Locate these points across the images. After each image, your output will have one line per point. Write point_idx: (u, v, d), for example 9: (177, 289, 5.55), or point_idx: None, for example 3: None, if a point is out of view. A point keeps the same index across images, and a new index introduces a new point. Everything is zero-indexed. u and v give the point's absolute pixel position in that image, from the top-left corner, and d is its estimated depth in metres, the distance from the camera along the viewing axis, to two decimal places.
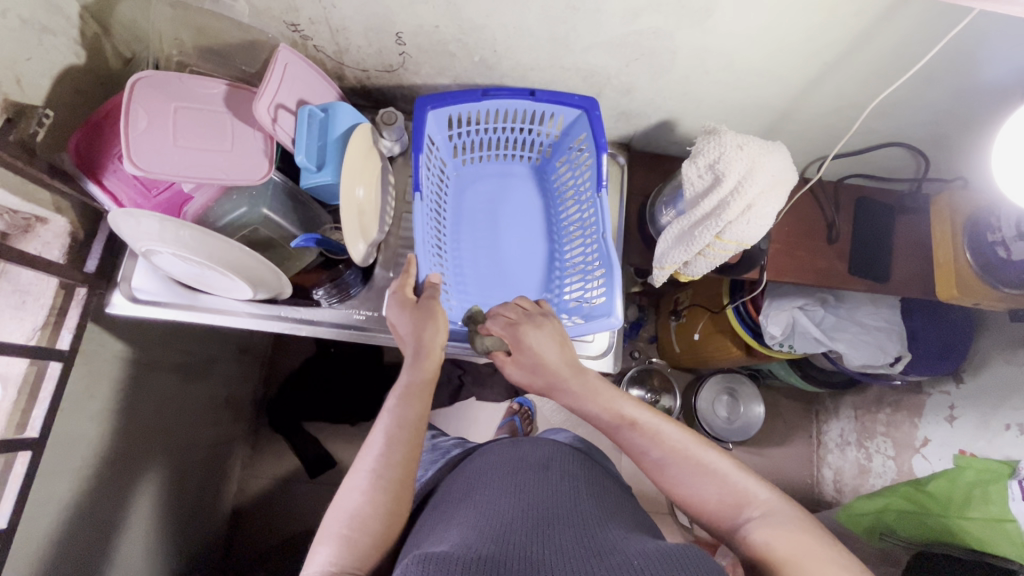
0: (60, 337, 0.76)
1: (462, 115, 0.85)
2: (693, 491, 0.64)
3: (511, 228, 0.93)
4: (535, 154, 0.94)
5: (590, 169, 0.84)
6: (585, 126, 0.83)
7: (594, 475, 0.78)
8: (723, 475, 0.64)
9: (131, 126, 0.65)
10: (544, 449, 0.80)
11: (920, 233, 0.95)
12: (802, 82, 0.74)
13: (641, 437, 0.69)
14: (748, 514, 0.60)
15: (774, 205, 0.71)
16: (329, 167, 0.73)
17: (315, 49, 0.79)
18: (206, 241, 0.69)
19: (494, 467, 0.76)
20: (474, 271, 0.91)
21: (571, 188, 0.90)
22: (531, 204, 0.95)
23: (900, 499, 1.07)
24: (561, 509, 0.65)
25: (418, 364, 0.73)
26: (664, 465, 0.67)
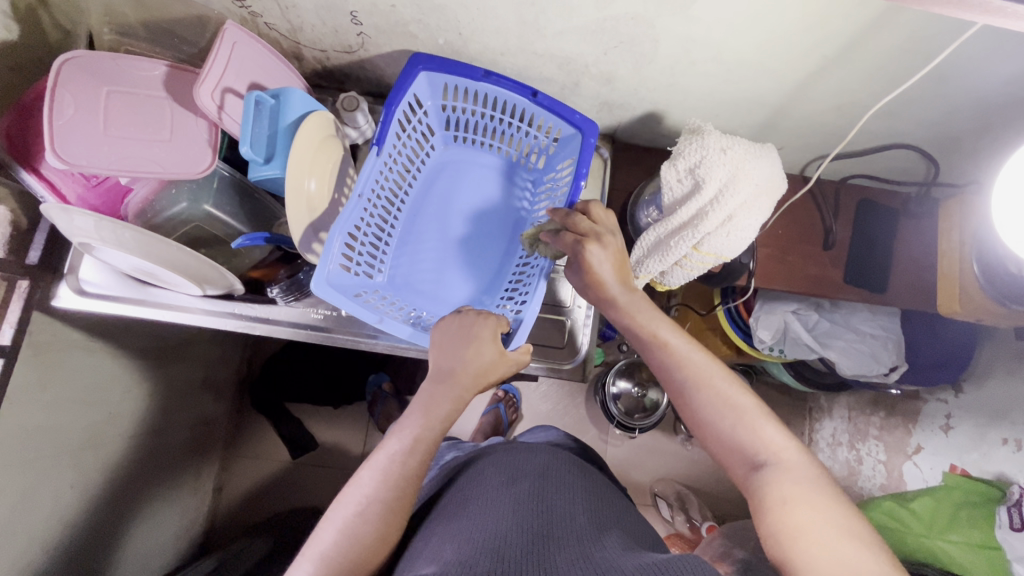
0: (2, 331, 0.73)
1: (456, 90, 0.77)
2: (707, 423, 0.58)
3: (469, 222, 0.84)
4: (520, 157, 0.86)
5: (567, 186, 0.78)
6: (577, 149, 0.78)
7: (591, 483, 0.76)
8: (741, 417, 0.56)
9: (56, 114, 0.60)
10: (541, 457, 0.78)
11: (926, 240, 0.88)
12: (800, 77, 0.66)
13: (672, 362, 0.62)
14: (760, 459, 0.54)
15: (758, 217, 0.64)
16: (277, 159, 0.67)
17: (266, 26, 0.72)
18: (145, 239, 0.66)
19: (489, 475, 0.73)
20: (415, 255, 0.82)
21: (548, 202, 0.83)
22: (500, 202, 0.86)
23: (881, 513, 1.00)
24: (558, 520, 0.63)
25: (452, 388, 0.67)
26: (682, 388, 0.60)
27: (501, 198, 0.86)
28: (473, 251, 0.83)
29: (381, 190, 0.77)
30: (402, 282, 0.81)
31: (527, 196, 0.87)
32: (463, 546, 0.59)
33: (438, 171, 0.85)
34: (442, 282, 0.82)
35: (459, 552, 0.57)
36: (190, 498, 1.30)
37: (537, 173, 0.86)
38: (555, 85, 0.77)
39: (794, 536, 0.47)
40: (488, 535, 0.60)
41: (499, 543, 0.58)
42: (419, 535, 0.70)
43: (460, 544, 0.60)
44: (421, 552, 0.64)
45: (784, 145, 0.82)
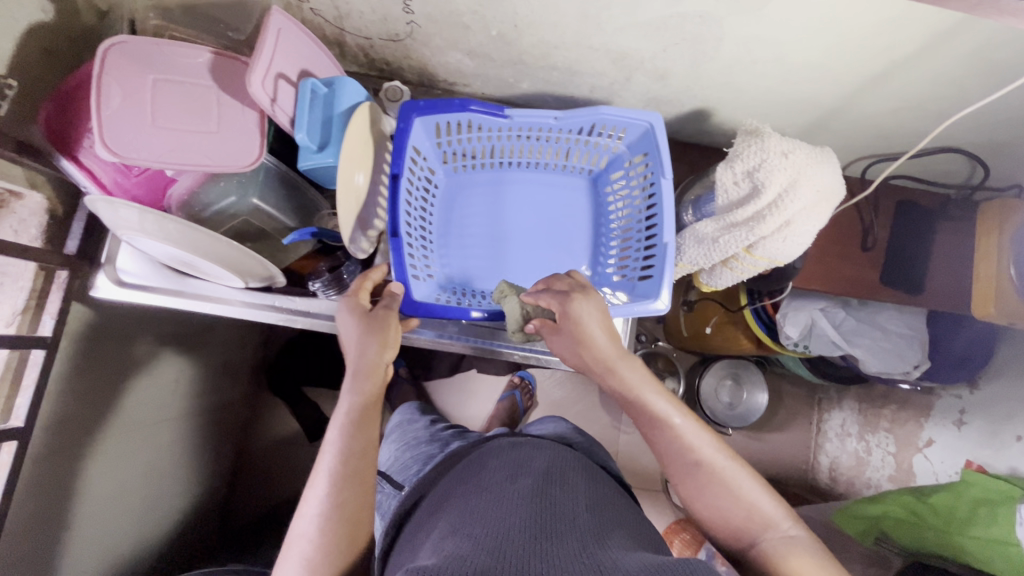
0: (42, 322, 0.72)
1: (406, 230, 0.73)
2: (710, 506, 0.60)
3: (527, 222, 0.82)
4: (441, 164, 0.81)
5: (473, 124, 0.75)
6: (433, 120, 0.74)
7: (596, 487, 0.75)
8: (741, 496, 0.59)
9: (104, 104, 0.58)
10: (545, 458, 0.78)
11: (964, 243, 0.88)
12: (863, 79, 0.65)
13: (667, 433, 0.63)
14: (764, 537, 0.58)
15: (816, 223, 0.64)
16: (330, 147, 0.66)
17: (312, 13, 0.69)
18: (189, 232, 0.64)
19: (494, 472, 0.73)
20: (558, 263, 0.82)
21: (494, 147, 0.80)
22: (521, 200, 0.83)
23: (899, 508, 1.05)
24: (560, 518, 0.62)
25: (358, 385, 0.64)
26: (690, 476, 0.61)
27: (514, 182, 0.83)
28: (551, 216, 0.83)
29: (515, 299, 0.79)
30: (591, 263, 0.82)
31: (492, 154, 0.81)
32: (464, 540, 0.58)
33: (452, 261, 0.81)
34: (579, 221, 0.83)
35: (460, 545, 0.56)
36: (207, 481, 1.30)
37: (472, 171, 0.83)
38: (605, 80, 0.75)
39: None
40: (492, 531, 0.59)
41: (501, 539, 0.57)
42: (417, 524, 0.71)
43: (459, 537, 0.59)
44: (425, 544, 0.63)
45: (830, 146, 0.82)
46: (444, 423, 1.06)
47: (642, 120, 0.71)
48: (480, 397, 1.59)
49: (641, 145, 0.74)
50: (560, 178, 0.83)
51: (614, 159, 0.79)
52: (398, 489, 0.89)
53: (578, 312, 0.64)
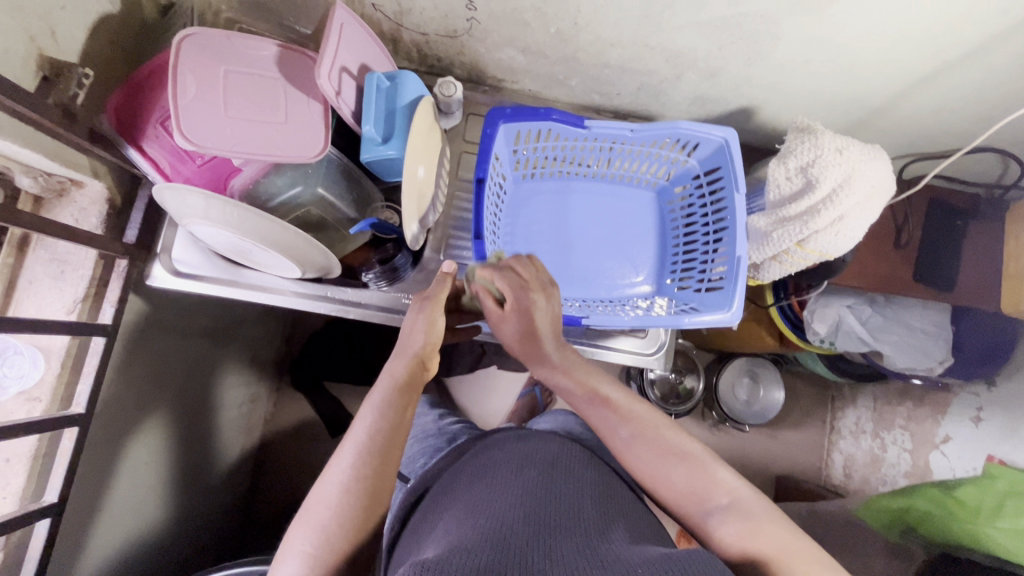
0: (102, 309, 0.73)
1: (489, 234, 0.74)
2: (662, 476, 0.64)
3: (593, 230, 0.83)
4: (511, 172, 0.82)
5: (551, 131, 0.76)
6: (515, 127, 0.74)
7: (600, 474, 0.74)
8: (694, 463, 0.64)
9: (180, 94, 0.60)
10: (551, 449, 0.77)
11: (995, 241, 0.90)
12: (912, 78, 0.67)
13: (610, 414, 0.68)
14: (715, 502, 0.60)
15: (869, 217, 0.65)
16: (395, 140, 0.67)
17: (373, 8, 0.71)
18: (252, 219, 0.64)
19: (500, 466, 0.72)
20: (623, 273, 0.83)
21: (565, 154, 0.81)
22: (588, 208, 0.84)
23: (925, 501, 1.07)
24: (566, 514, 0.61)
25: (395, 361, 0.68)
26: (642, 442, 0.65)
27: (581, 191, 0.84)
28: (617, 227, 0.84)
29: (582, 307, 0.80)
30: (655, 276, 0.83)
31: (561, 163, 0.83)
32: (468, 532, 0.56)
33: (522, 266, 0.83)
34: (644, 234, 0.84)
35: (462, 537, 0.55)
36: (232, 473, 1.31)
37: (540, 178, 0.84)
38: (655, 78, 0.77)
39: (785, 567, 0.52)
40: (494, 523, 0.58)
41: (501, 530, 0.56)
42: (422, 519, 0.69)
43: (462, 528, 0.58)
44: (430, 534, 0.63)
45: (869, 144, 0.84)
46: (452, 416, 1.08)
47: (716, 135, 0.72)
48: (501, 393, 1.59)
49: (713, 160, 0.76)
50: (627, 189, 0.85)
51: (681, 172, 0.81)
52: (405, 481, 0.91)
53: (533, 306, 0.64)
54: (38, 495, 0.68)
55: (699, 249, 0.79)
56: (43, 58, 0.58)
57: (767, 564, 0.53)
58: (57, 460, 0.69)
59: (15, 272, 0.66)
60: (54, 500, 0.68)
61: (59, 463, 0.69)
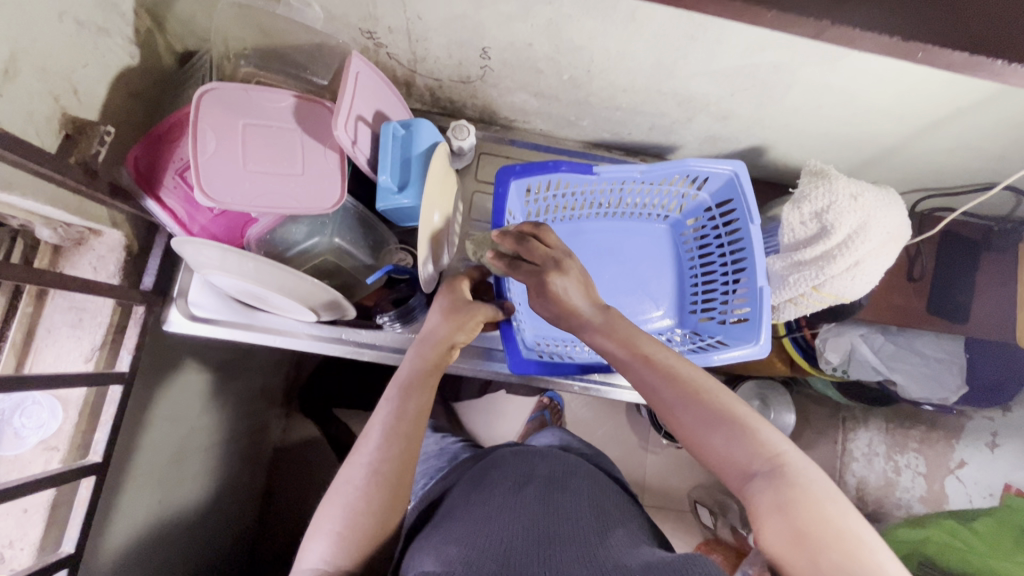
0: (119, 357, 0.73)
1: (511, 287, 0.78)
2: (701, 438, 0.54)
3: (606, 272, 0.84)
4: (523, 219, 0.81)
5: (565, 179, 0.75)
6: (530, 178, 0.73)
7: (597, 480, 0.76)
8: (740, 425, 0.53)
9: (201, 149, 0.60)
10: (548, 463, 0.77)
11: (1007, 273, 0.90)
12: (922, 123, 0.68)
13: (654, 372, 0.59)
14: (755, 468, 0.51)
15: (883, 261, 0.66)
16: (411, 188, 0.68)
17: (388, 56, 0.72)
18: (267, 269, 0.65)
19: (499, 479, 0.72)
20: (643, 306, 0.84)
21: (576, 199, 0.81)
22: (601, 246, 0.84)
23: (942, 532, 1.04)
24: (565, 523, 0.62)
25: (421, 354, 0.68)
26: (686, 400, 0.56)
27: (592, 231, 0.84)
28: (630, 267, 0.84)
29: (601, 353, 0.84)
30: (675, 310, 0.84)
31: (571, 207, 0.82)
32: (468, 548, 0.57)
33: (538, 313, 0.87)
34: (657, 269, 0.85)
35: (463, 555, 0.56)
36: (241, 504, 1.30)
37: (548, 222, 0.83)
38: (667, 120, 0.77)
39: (820, 543, 0.45)
40: (497, 539, 0.59)
41: (503, 548, 0.57)
42: (432, 527, 0.68)
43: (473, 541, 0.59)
44: (437, 541, 0.62)
45: (879, 180, 0.84)
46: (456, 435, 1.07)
47: (725, 172, 0.72)
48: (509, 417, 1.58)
49: (724, 193, 0.75)
50: (640, 225, 0.85)
51: (692, 205, 0.81)
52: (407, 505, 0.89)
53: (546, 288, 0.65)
54: (55, 547, 0.68)
55: (719, 280, 0.79)
56: (65, 117, 0.59)
57: (799, 541, 0.46)
58: (75, 510, 0.69)
59: (35, 320, 0.67)
60: (71, 551, 0.68)
61: (76, 513, 0.69)
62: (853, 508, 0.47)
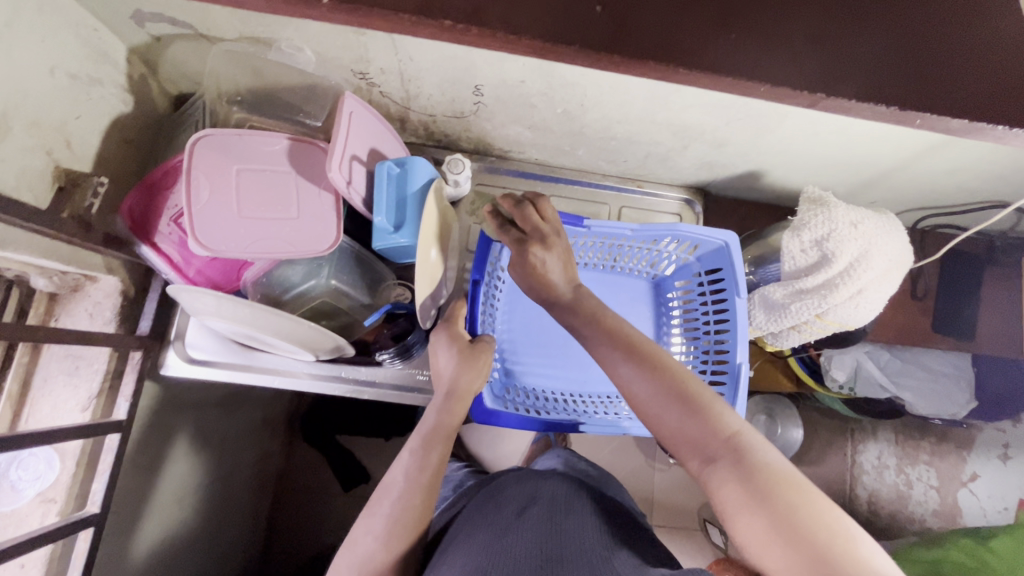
0: (116, 405, 0.72)
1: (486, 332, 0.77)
2: (658, 418, 0.53)
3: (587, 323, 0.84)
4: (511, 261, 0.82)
5: None
6: None
7: (606, 505, 0.74)
8: (703, 407, 0.52)
9: (194, 198, 0.60)
10: (555, 481, 0.75)
11: (1010, 289, 0.89)
12: (919, 148, 0.67)
13: (612, 344, 0.57)
14: (713, 452, 0.50)
15: (887, 288, 0.65)
16: (407, 227, 0.67)
17: (381, 95, 0.72)
18: (265, 314, 0.65)
19: (507, 500, 0.71)
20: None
21: None
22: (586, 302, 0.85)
23: (957, 552, 1.03)
24: (570, 543, 0.61)
25: (448, 407, 0.66)
26: (642, 375, 0.54)
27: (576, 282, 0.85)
28: None
29: (579, 406, 0.82)
30: None
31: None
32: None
33: (516, 358, 0.83)
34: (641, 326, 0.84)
35: None
36: (244, 538, 1.28)
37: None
38: (662, 147, 0.77)
39: (802, 530, 0.43)
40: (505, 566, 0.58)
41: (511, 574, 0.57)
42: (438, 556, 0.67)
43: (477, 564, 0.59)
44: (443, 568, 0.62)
45: (878, 201, 0.83)
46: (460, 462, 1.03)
47: (718, 238, 0.74)
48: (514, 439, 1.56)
49: (713, 260, 0.77)
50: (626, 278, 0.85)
51: (683, 266, 0.81)
52: None
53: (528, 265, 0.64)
54: None
55: (700, 344, 0.80)
56: (59, 170, 0.59)
57: (769, 519, 0.45)
58: (72, 564, 0.67)
59: (32, 370, 0.67)
60: None
61: (74, 567, 0.67)
62: (819, 490, 0.46)
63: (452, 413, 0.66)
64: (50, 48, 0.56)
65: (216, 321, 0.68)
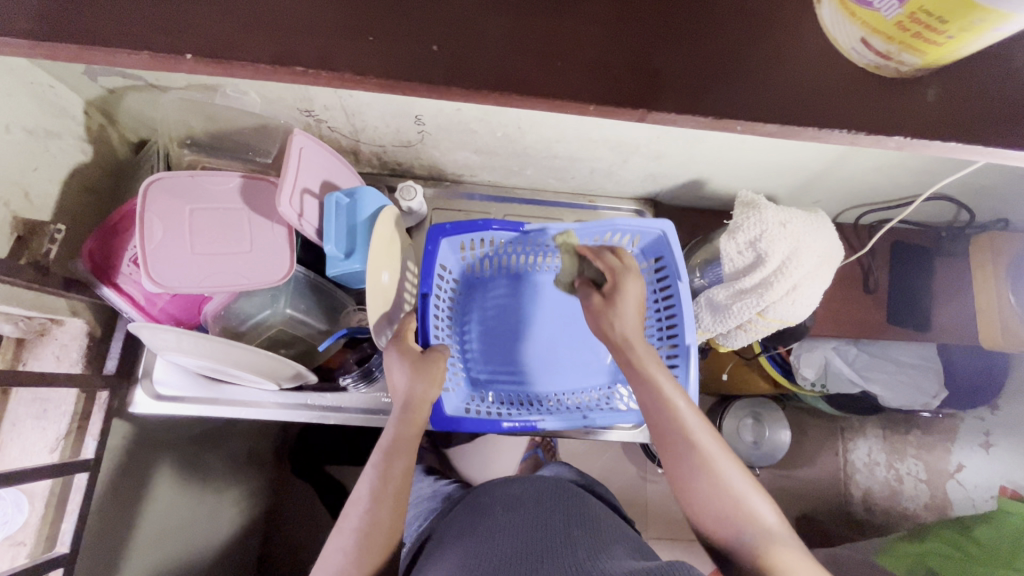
0: (84, 444, 0.74)
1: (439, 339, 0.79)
2: (692, 491, 0.58)
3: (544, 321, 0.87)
4: (464, 271, 0.86)
5: (491, 235, 0.80)
6: (458, 235, 0.79)
7: (588, 504, 0.75)
8: (732, 488, 0.57)
9: (147, 238, 0.63)
10: (534, 485, 0.77)
11: (960, 277, 0.92)
12: (842, 148, 0.70)
13: (661, 413, 0.61)
14: (739, 535, 0.55)
15: (820, 283, 0.67)
16: (357, 254, 0.70)
17: (330, 130, 0.75)
18: (222, 346, 0.67)
19: (490, 506, 0.72)
20: (585, 361, 0.87)
21: (509, 254, 0.86)
22: (547, 306, 0.88)
23: (941, 544, 1.03)
24: (554, 543, 0.62)
25: (405, 419, 0.65)
26: (680, 452, 0.59)
27: (531, 284, 0.88)
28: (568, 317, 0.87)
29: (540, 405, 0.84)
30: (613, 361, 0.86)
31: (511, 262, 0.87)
32: None
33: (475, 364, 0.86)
34: None
35: None
36: None
37: (492, 277, 0.88)
38: (603, 163, 0.80)
39: None
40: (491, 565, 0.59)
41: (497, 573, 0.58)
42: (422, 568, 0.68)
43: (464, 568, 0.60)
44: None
45: (821, 200, 0.86)
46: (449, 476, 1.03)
47: (655, 228, 0.77)
48: None
49: (655, 249, 0.80)
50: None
51: None
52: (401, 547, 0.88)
53: (626, 286, 0.67)
54: None
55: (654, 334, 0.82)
56: (16, 221, 0.62)
57: None
58: None
59: None
60: None
61: None
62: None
63: (409, 422, 0.66)
64: (3, 108, 0.59)
65: (177, 356, 0.70)
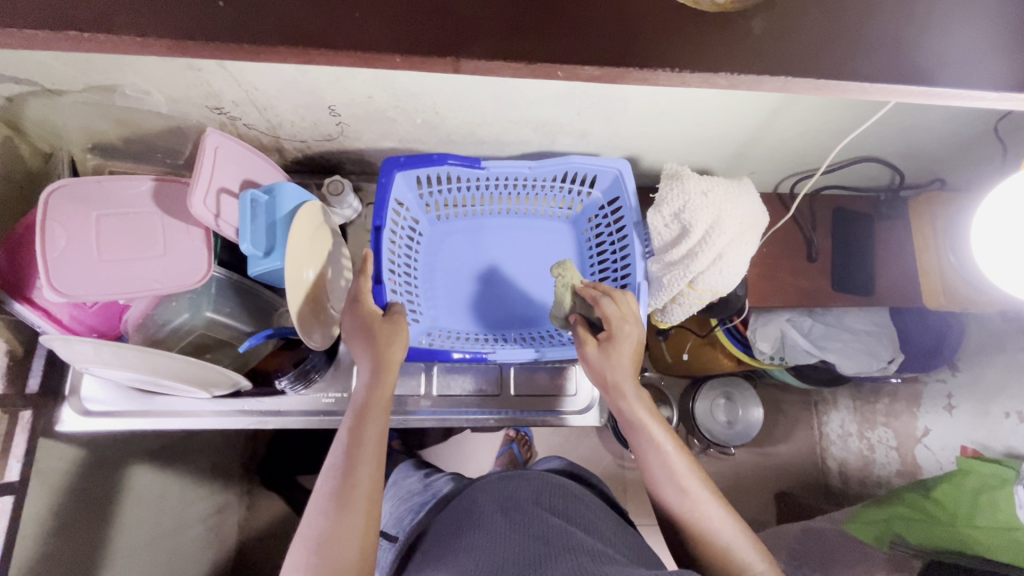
0: (8, 467, 0.71)
1: (392, 274, 0.77)
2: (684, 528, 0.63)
3: (508, 262, 0.86)
4: (425, 213, 0.85)
5: (452, 172, 0.79)
6: (417, 171, 0.77)
7: (590, 507, 0.71)
8: (717, 530, 0.61)
9: (50, 246, 0.61)
10: (532, 484, 0.72)
11: (900, 240, 0.92)
12: (764, 114, 0.70)
13: (653, 457, 0.64)
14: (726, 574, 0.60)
15: (746, 252, 0.67)
16: (276, 251, 0.68)
17: (246, 127, 0.73)
18: (143, 356, 0.65)
19: (483, 508, 0.67)
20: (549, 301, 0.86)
21: (473, 194, 0.85)
22: (511, 249, 0.87)
23: (904, 507, 1.00)
24: (554, 545, 0.58)
25: (373, 390, 0.63)
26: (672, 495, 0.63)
27: (494, 228, 0.87)
28: (533, 257, 0.87)
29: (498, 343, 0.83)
30: None
31: (471, 203, 0.86)
32: None
33: (436, 304, 0.85)
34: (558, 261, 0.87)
35: None
36: None
37: (455, 220, 0.87)
38: (532, 145, 0.79)
39: None
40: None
41: None
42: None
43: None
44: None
45: (756, 170, 0.85)
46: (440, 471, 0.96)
47: (612, 166, 0.77)
48: None
49: (612, 191, 0.80)
50: (542, 222, 0.88)
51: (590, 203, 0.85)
52: (392, 541, 0.79)
53: (621, 337, 0.65)
54: None
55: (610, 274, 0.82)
56: None
57: None
58: None
59: None
60: None
61: None
62: None
63: (376, 395, 0.63)
64: None
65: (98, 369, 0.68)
